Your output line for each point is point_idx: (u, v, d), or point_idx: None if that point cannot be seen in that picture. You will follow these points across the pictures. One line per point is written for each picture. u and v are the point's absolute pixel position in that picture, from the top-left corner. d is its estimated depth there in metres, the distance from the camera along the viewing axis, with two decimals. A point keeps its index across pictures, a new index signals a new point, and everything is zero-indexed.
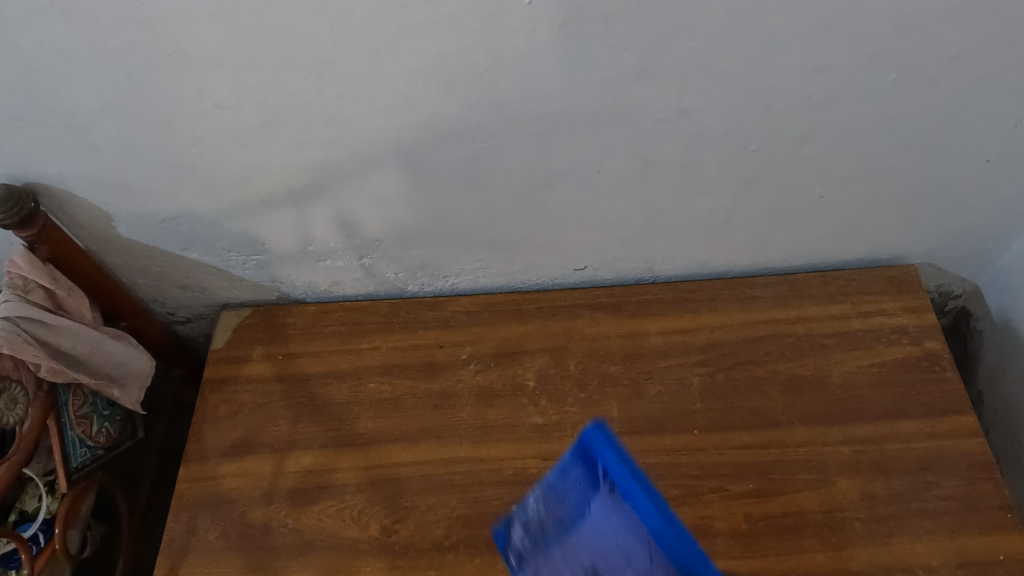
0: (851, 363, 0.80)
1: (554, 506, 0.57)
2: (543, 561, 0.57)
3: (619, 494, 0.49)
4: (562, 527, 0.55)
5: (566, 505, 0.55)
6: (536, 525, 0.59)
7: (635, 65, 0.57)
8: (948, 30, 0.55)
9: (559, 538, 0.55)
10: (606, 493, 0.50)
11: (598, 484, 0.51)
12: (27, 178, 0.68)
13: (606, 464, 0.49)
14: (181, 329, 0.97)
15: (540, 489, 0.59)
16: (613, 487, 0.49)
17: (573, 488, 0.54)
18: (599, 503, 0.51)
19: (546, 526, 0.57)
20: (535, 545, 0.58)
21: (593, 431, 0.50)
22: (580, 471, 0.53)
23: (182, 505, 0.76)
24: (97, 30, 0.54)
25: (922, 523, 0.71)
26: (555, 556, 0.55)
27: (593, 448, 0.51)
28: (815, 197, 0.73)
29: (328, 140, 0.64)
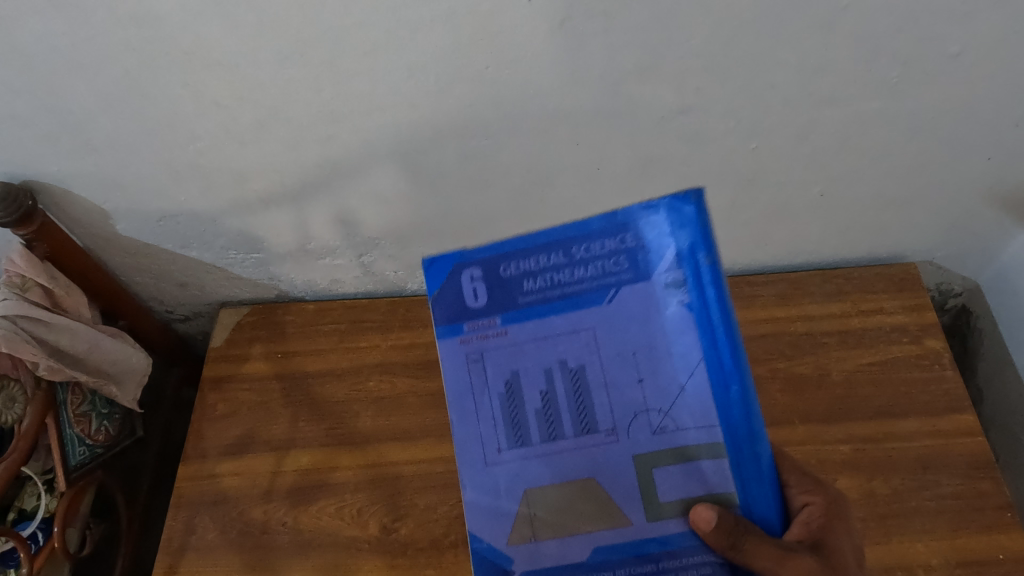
0: (851, 361, 0.80)
1: (549, 262, 0.44)
2: (516, 354, 0.45)
3: (684, 306, 0.42)
4: (552, 298, 0.44)
5: (576, 259, 0.43)
6: (507, 295, 0.44)
7: (636, 63, 0.57)
8: (950, 28, 0.54)
9: (550, 335, 0.44)
10: (662, 285, 0.43)
11: (648, 262, 0.43)
12: (24, 176, 0.68)
13: (682, 262, 0.42)
14: (180, 327, 0.97)
15: (502, 254, 0.44)
16: (680, 292, 0.42)
17: (596, 251, 0.43)
18: (648, 282, 0.43)
19: (526, 278, 0.44)
20: (500, 332, 0.45)
21: (690, 212, 0.41)
22: (617, 238, 0.43)
23: (181, 504, 0.76)
24: (96, 27, 0.53)
25: (921, 522, 0.72)
26: (544, 330, 0.44)
27: (667, 235, 0.42)
28: (816, 195, 0.72)
29: (326, 138, 0.64)
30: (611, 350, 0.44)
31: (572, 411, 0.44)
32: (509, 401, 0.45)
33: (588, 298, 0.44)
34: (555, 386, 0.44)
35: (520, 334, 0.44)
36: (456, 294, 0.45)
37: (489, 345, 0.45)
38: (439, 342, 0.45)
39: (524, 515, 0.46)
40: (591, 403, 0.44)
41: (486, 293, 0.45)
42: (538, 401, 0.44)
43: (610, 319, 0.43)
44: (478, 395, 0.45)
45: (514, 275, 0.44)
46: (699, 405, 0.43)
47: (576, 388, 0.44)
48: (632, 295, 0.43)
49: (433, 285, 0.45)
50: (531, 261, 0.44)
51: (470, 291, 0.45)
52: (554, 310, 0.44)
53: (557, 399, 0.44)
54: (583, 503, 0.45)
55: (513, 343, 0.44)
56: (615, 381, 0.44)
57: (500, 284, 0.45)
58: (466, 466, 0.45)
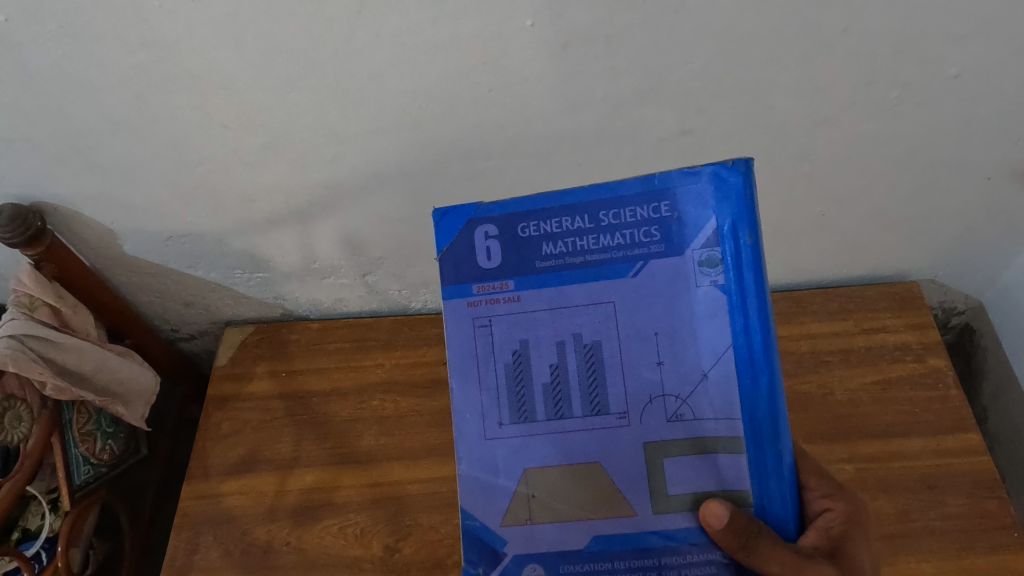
0: (855, 380, 0.79)
1: (574, 227, 0.44)
2: (528, 321, 0.45)
3: (716, 287, 0.42)
4: (571, 269, 0.44)
5: (603, 225, 0.43)
6: (524, 258, 0.45)
7: (637, 86, 0.57)
8: (947, 50, 0.55)
9: (566, 305, 0.44)
10: (692, 263, 0.43)
11: (681, 237, 0.43)
12: (32, 197, 0.68)
13: (721, 240, 0.42)
14: (184, 346, 0.97)
15: (524, 213, 0.44)
16: (714, 272, 0.42)
17: (627, 216, 0.43)
18: (679, 257, 0.43)
19: (546, 242, 0.44)
20: (512, 298, 0.45)
21: (736, 183, 0.41)
22: (651, 206, 0.43)
23: (184, 524, 0.77)
24: (106, 53, 0.55)
25: (927, 542, 0.71)
26: (559, 298, 0.44)
27: (706, 208, 0.42)
28: (817, 214, 0.73)
29: (332, 159, 0.64)
30: (628, 328, 0.44)
31: (583, 389, 0.45)
32: (517, 371, 0.45)
33: (608, 270, 0.44)
34: (567, 360, 0.45)
35: (532, 304, 0.45)
36: (471, 250, 0.45)
37: (501, 310, 0.45)
38: (448, 303, 0.45)
39: (523, 494, 0.46)
40: (604, 380, 0.44)
41: (502, 254, 0.45)
42: (547, 374, 0.45)
43: (628, 295, 0.44)
44: (486, 361, 0.45)
45: (533, 237, 0.44)
46: (720, 393, 0.43)
47: (590, 362, 0.44)
48: (659, 267, 0.43)
49: (447, 238, 0.45)
50: (554, 225, 0.44)
51: (485, 251, 0.45)
52: (573, 280, 0.44)
53: (566, 376, 0.45)
54: (585, 486, 0.45)
55: (526, 312, 0.45)
56: (632, 359, 0.44)
57: (517, 246, 0.45)
58: (464, 437, 0.46)
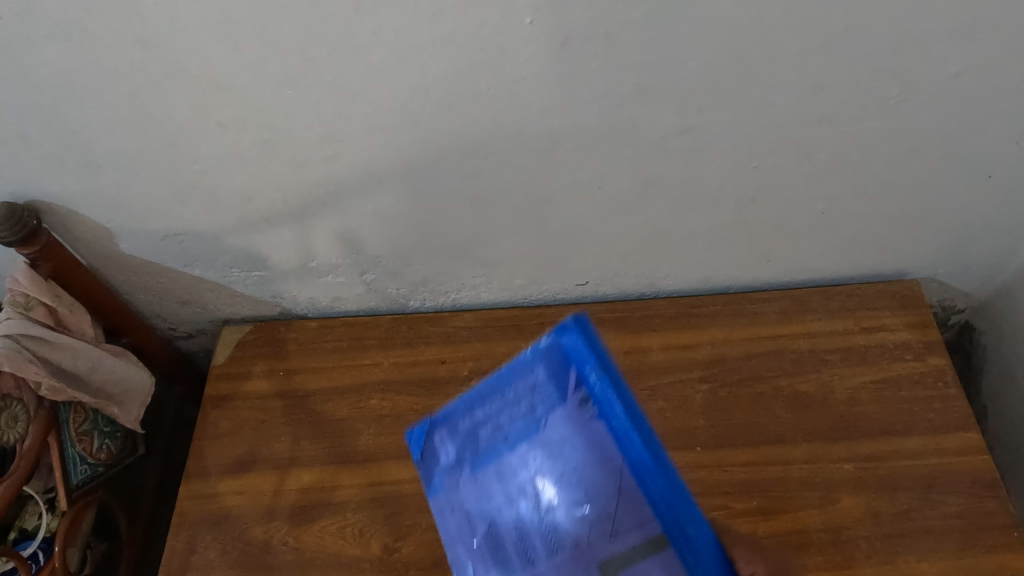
0: (854, 379, 0.78)
1: (495, 409, 0.50)
2: (482, 491, 0.49)
3: (597, 421, 0.44)
4: (499, 434, 0.49)
5: (511, 402, 0.49)
6: (472, 454, 0.50)
7: (636, 84, 0.57)
8: (949, 47, 0.55)
9: (506, 471, 0.47)
10: (574, 405, 0.45)
11: (562, 384, 0.46)
12: (28, 196, 0.68)
13: (582, 382, 0.45)
14: (183, 344, 0.97)
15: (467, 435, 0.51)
16: (589, 410, 0.44)
17: (523, 390, 0.48)
18: (563, 404, 0.45)
19: (483, 427, 0.50)
20: (467, 481, 0.50)
21: (568, 337, 0.45)
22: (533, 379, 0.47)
23: (182, 523, 0.75)
24: (101, 51, 0.54)
25: (926, 542, 0.68)
26: (501, 467, 0.48)
27: (568, 352, 0.45)
28: (817, 213, 0.72)
29: (330, 157, 0.64)
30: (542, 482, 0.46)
31: (540, 538, 0.45)
32: (491, 538, 0.47)
33: (525, 432, 0.47)
34: (521, 511, 0.46)
35: (474, 474, 0.49)
36: (433, 459, 0.53)
37: (462, 496, 0.50)
38: (433, 501, 0.52)
39: None
40: (550, 517, 0.45)
41: (458, 448, 0.51)
42: (509, 530, 0.46)
43: (542, 450, 0.46)
44: (461, 539, 0.49)
45: (475, 428, 0.51)
46: (632, 503, 0.42)
47: (536, 510, 0.45)
48: (557, 419, 0.45)
49: (419, 449, 0.54)
50: (485, 408, 0.50)
51: (444, 446, 0.52)
52: (506, 446, 0.48)
53: (509, 517, 0.47)
54: None
55: (479, 484, 0.49)
56: (564, 505, 0.44)
57: (463, 442, 0.51)
58: None
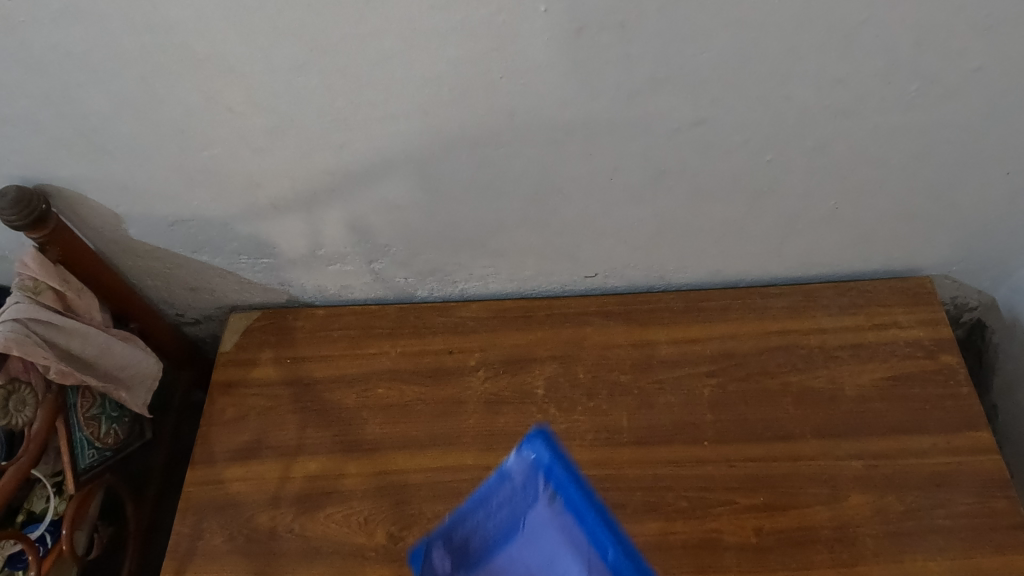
0: (864, 376, 0.77)
1: (481, 519, 0.55)
2: None
3: (558, 505, 0.50)
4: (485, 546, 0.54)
5: (494, 520, 0.54)
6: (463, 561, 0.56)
7: (651, 75, 0.56)
8: (971, 42, 0.54)
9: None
10: (546, 503, 0.50)
11: (532, 486, 0.51)
12: (38, 180, 0.68)
13: (546, 470, 0.50)
14: (190, 330, 0.97)
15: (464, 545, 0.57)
16: (552, 487, 0.50)
17: (501, 509, 0.54)
18: (538, 506, 0.51)
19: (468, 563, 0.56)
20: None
21: (534, 443, 0.50)
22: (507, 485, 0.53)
23: (188, 509, 0.75)
24: (111, 34, 0.54)
25: (934, 540, 0.68)
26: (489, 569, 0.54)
27: (538, 461, 0.50)
28: (830, 208, 0.72)
29: (340, 145, 0.63)
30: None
31: None
32: None
33: (506, 538, 0.53)
34: None
35: None
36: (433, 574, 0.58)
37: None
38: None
39: None
40: None
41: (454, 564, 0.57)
42: None
43: (526, 545, 0.52)
44: None
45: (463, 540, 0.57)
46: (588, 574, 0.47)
47: None
48: (533, 511, 0.51)
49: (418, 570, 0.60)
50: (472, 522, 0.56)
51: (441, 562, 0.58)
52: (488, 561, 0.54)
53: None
54: None
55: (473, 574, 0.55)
56: None
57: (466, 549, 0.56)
58: None
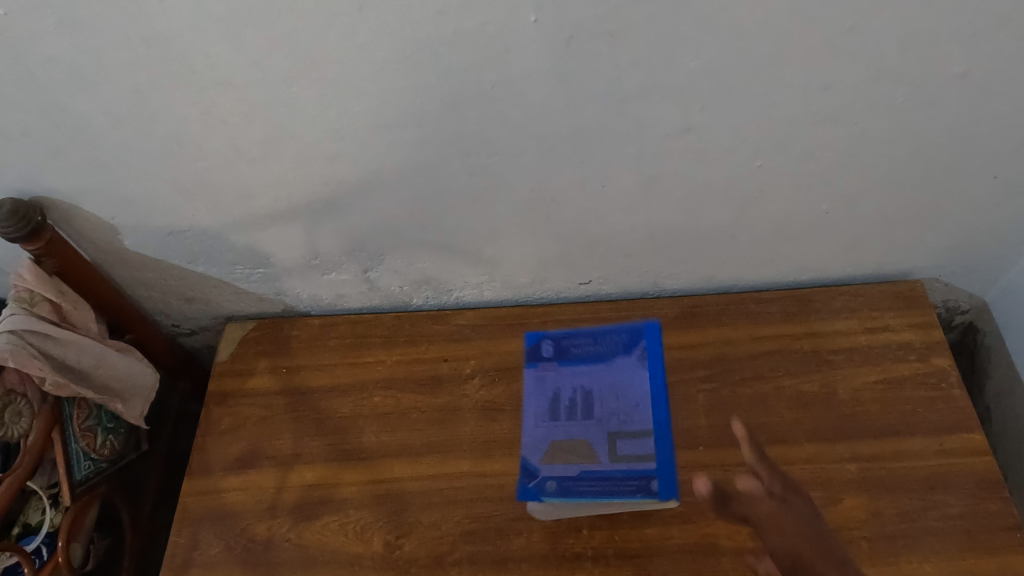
0: (858, 379, 0.78)
1: (586, 339, 0.78)
2: (565, 378, 0.77)
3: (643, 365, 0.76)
4: (581, 354, 0.78)
5: (598, 340, 0.78)
6: (564, 353, 0.78)
7: (641, 82, 0.57)
8: (955, 48, 0.55)
9: (575, 371, 0.77)
10: (635, 356, 0.76)
11: (632, 343, 0.77)
12: (34, 192, 0.68)
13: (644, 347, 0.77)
14: (186, 341, 0.97)
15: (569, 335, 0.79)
16: (644, 362, 0.76)
17: (607, 339, 0.78)
18: (627, 359, 0.76)
19: (574, 348, 0.78)
20: (555, 367, 0.78)
21: (646, 332, 0.78)
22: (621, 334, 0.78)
23: (184, 520, 0.75)
24: (106, 47, 0.54)
25: (930, 542, 0.68)
26: (575, 372, 0.77)
27: (648, 344, 0.77)
28: (821, 213, 0.72)
29: (334, 154, 0.64)
30: (600, 412, 0.73)
31: (587, 408, 0.74)
32: (560, 394, 0.76)
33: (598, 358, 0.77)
34: (580, 395, 0.75)
35: (562, 367, 0.77)
36: (539, 346, 0.79)
37: (553, 375, 0.77)
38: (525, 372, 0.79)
39: (548, 454, 0.72)
40: (593, 405, 0.74)
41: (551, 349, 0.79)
42: (573, 394, 0.75)
43: (607, 371, 0.76)
44: (540, 395, 0.76)
45: (568, 347, 0.78)
46: (642, 425, 0.72)
47: (590, 395, 0.75)
48: (623, 361, 0.76)
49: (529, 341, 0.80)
50: (580, 339, 0.78)
51: (545, 347, 0.79)
52: (582, 363, 0.77)
53: (568, 474, 0.70)
54: (578, 449, 0.71)
55: (566, 373, 0.77)
56: (604, 400, 0.74)
57: (546, 387, 0.77)
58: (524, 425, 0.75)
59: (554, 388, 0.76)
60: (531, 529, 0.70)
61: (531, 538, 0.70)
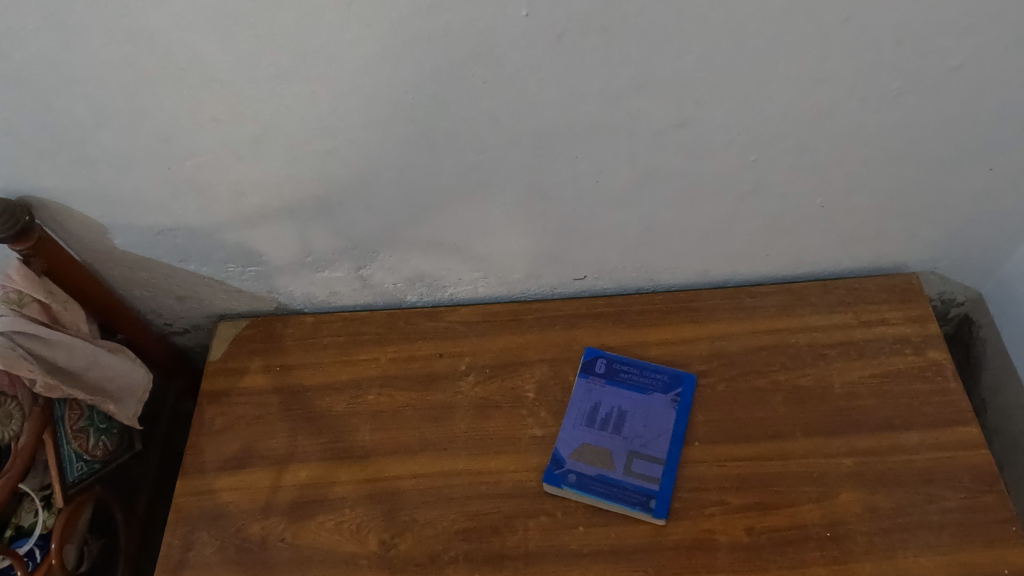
0: (853, 373, 0.77)
1: (632, 366, 0.79)
2: (608, 396, 0.77)
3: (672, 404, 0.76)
4: (620, 377, 0.78)
5: (641, 370, 0.78)
6: (610, 373, 0.79)
7: (634, 77, 0.57)
8: (950, 40, 0.55)
9: (613, 391, 0.77)
10: (669, 398, 0.76)
11: (670, 384, 0.77)
12: (21, 192, 0.68)
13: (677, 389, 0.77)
14: (179, 340, 0.96)
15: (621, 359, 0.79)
16: (675, 402, 0.76)
17: (649, 372, 0.78)
18: (662, 397, 0.76)
19: (617, 371, 0.78)
20: (599, 381, 0.78)
21: (684, 379, 0.77)
22: (664, 372, 0.78)
23: (178, 520, 0.74)
24: (91, 45, 0.54)
25: (926, 536, 0.68)
26: (613, 392, 0.77)
27: (685, 395, 0.77)
28: (816, 207, 0.72)
29: (326, 152, 0.63)
30: (628, 432, 0.74)
31: (617, 426, 0.74)
32: (597, 407, 0.76)
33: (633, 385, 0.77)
34: (614, 413, 0.75)
35: (604, 385, 0.78)
36: (592, 361, 0.80)
37: (597, 390, 0.78)
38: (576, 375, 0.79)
39: (570, 457, 0.73)
40: (623, 422, 0.75)
41: (599, 366, 0.79)
42: (609, 411, 0.76)
43: (638, 397, 0.77)
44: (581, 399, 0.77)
45: (614, 368, 0.79)
46: (660, 454, 0.72)
47: (621, 414, 0.75)
48: (658, 397, 0.76)
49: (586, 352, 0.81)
50: (627, 365, 0.79)
51: (596, 364, 0.79)
52: (619, 383, 0.78)
53: (589, 473, 0.71)
54: (597, 459, 0.72)
55: (608, 392, 0.77)
56: (632, 421, 0.75)
57: (588, 397, 0.77)
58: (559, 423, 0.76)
59: (594, 400, 0.77)
60: (527, 526, 0.70)
61: (527, 535, 0.70)
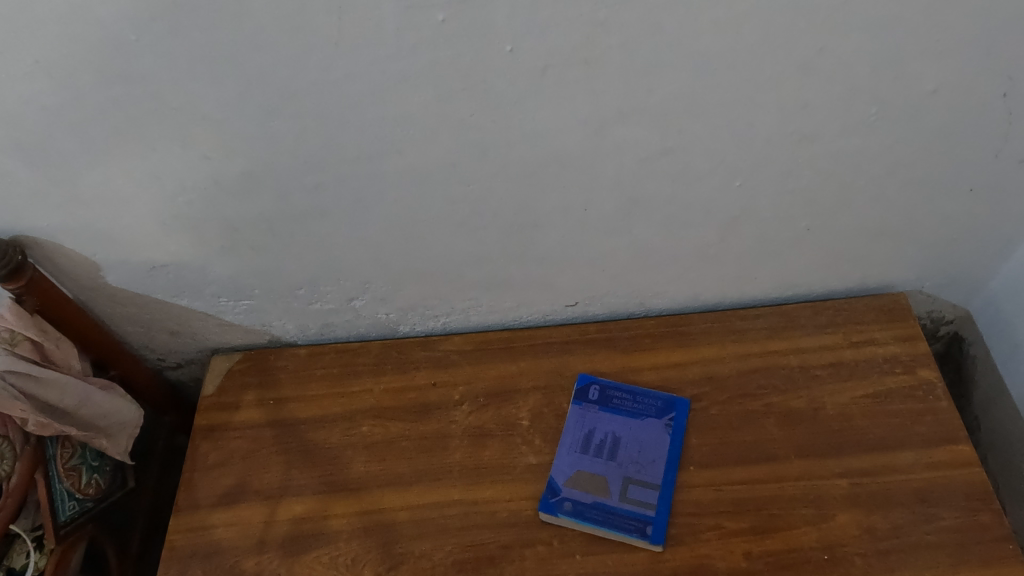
0: (845, 394, 0.78)
1: (625, 392, 0.79)
2: (602, 422, 0.77)
3: (667, 430, 0.76)
4: (614, 403, 0.78)
5: (634, 396, 0.79)
6: (603, 399, 0.79)
7: (618, 107, 0.58)
8: (925, 66, 0.56)
9: (608, 418, 0.77)
10: (662, 422, 0.76)
11: (662, 409, 0.77)
12: (14, 232, 0.68)
13: (671, 414, 0.77)
14: (172, 375, 0.96)
15: (614, 385, 0.80)
16: (669, 428, 0.76)
17: (642, 397, 0.78)
18: (656, 422, 0.76)
19: (611, 398, 0.79)
20: (594, 408, 0.78)
21: (676, 403, 0.78)
22: (656, 397, 0.78)
23: (172, 558, 0.73)
24: (84, 87, 0.55)
25: (923, 556, 0.67)
26: (608, 418, 0.77)
27: (678, 419, 0.77)
28: (801, 230, 0.73)
29: (314, 185, 0.64)
30: (623, 458, 0.74)
31: (612, 453, 0.74)
32: (592, 434, 0.76)
33: (627, 411, 0.78)
34: (609, 440, 0.75)
35: (598, 412, 0.78)
36: (586, 388, 0.80)
37: (592, 416, 0.78)
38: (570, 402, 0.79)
39: (569, 484, 0.73)
40: (618, 448, 0.75)
41: (593, 393, 0.79)
42: (604, 438, 0.76)
43: (632, 423, 0.77)
44: (576, 427, 0.77)
45: (608, 394, 0.79)
46: (655, 480, 0.72)
47: (616, 440, 0.75)
48: (651, 422, 0.76)
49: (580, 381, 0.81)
50: (620, 391, 0.79)
51: (591, 391, 0.79)
52: (612, 409, 0.78)
53: (586, 500, 0.71)
54: (594, 486, 0.72)
55: (602, 418, 0.77)
56: (627, 447, 0.75)
57: (582, 424, 0.77)
58: (556, 451, 0.76)
59: (588, 427, 0.77)
60: (524, 556, 0.70)
61: (525, 564, 0.69)
